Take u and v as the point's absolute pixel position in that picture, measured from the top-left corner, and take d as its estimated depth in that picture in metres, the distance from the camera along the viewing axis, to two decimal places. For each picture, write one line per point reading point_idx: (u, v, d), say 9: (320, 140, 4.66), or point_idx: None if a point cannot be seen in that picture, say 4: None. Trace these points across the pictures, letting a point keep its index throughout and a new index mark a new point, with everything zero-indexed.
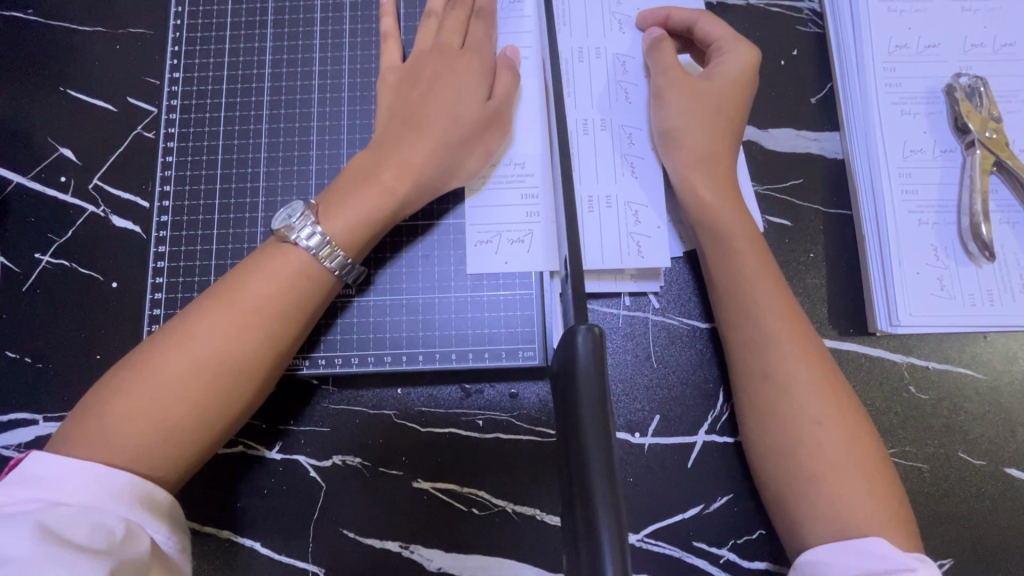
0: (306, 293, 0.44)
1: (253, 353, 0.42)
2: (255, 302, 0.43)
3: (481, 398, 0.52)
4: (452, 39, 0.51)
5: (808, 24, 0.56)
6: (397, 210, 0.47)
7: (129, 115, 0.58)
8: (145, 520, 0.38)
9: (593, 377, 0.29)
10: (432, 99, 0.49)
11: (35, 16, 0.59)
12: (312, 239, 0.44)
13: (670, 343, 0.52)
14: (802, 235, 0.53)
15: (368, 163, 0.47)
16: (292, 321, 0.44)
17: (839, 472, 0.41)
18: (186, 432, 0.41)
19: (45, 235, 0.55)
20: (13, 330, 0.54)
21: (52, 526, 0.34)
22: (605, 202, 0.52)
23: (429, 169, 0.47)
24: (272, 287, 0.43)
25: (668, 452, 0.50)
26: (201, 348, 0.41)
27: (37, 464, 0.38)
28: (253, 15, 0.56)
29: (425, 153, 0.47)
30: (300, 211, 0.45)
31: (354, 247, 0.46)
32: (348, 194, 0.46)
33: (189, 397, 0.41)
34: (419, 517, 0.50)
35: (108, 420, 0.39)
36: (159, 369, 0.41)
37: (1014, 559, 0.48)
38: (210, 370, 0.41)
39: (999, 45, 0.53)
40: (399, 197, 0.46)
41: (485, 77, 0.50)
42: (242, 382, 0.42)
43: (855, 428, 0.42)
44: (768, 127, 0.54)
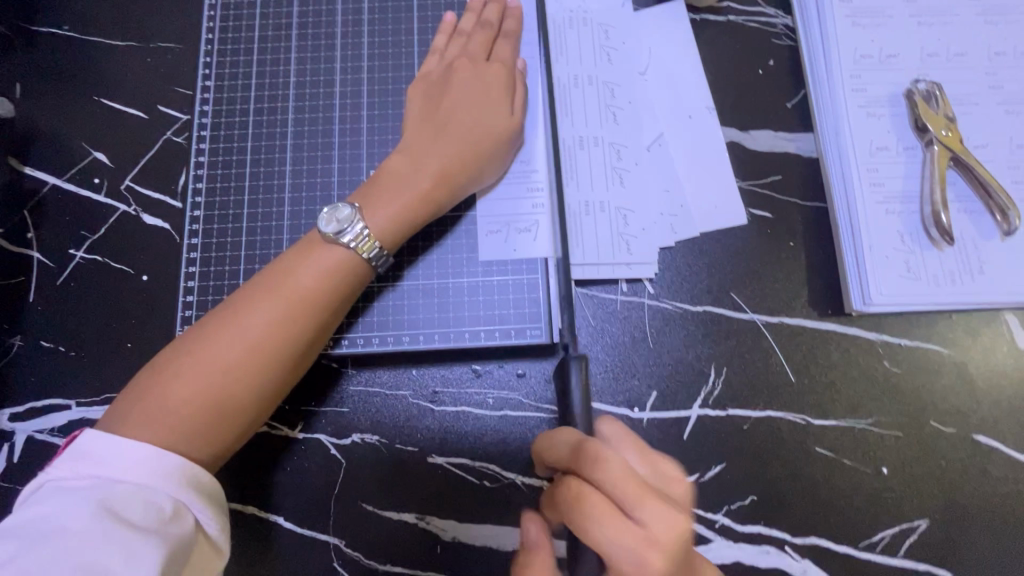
0: (342, 285, 0.48)
1: (296, 341, 0.47)
2: (297, 293, 0.47)
3: (490, 377, 0.55)
4: (476, 54, 0.56)
5: (783, 38, 0.62)
6: (431, 212, 0.52)
7: (161, 121, 0.62)
8: (190, 501, 0.41)
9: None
10: (460, 110, 0.54)
11: (71, 32, 0.64)
12: (357, 238, 0.48)
13: (664, 326, 0.56)
14: (782, 226, 0.58)
15: (405, 167, 0.52)
16: (329, 312, 0.48)
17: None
18: (233, 411, 0.45)
19: (79, 233, 0.59)
20: (48, 322, 0.57)
21: (110, 504, 0.38)
22: (597, 207, 0.58)
23: (459, 175, 0.52)
24: (313, 280, 0.47)
25: (665, 425, 0.54)
26: (250, 336, 0.45)
27: (96, 443, 0.41)
28: (278, 29, 0.61)
29: (456, 160, 0.52)
30: (347, 215, 0.49)
31: (393, 245, 0.50)
32: (386, 194, 0.50)
33: (239, 382, 0.45)
34: (434, 490, 0.53)
35: (167, 401, 0.43)
36: (209, 354, 0.44)
37: (983, 518, 0.52)
38: (256, 357, 0.45)
39: (952, 55, 0.59)
40: (434, 200, 0.51)
41: (508, 89, 0.55)
42: (285, 369, 0.46)
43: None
44: (748, 129, 0.60)
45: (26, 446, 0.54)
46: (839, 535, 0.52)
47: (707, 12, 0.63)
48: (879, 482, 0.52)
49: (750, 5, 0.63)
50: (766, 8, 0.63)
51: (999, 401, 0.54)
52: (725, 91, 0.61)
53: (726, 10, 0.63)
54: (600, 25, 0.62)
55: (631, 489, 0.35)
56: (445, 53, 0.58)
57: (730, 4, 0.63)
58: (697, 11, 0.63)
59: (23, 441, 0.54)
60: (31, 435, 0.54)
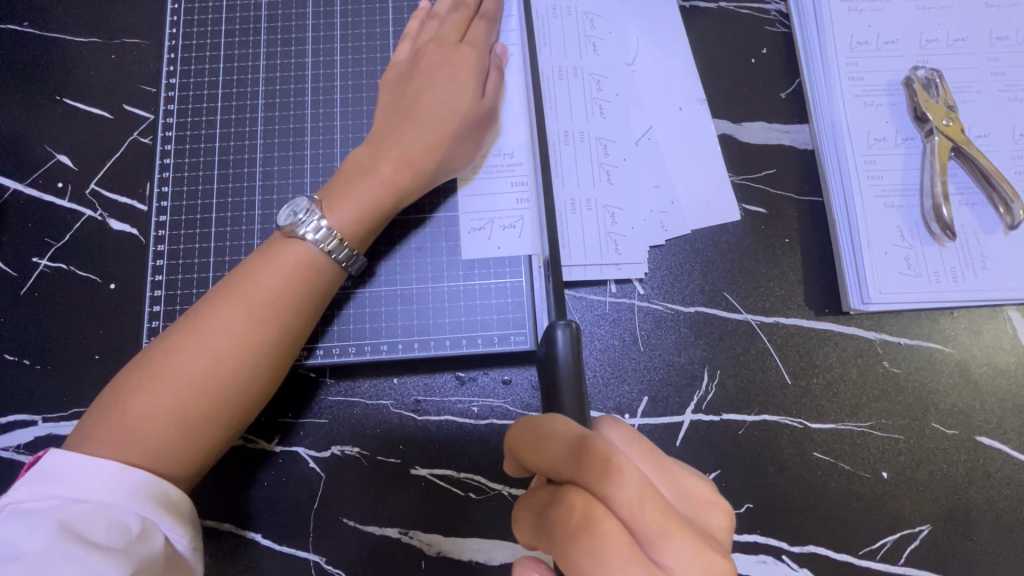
0: (310, 284, 0.46)
1: (265, 346, 0.44)
2: (264, 294, 0.44)
3: (475, 385, 0.53)
4: (447, 36, 0.53)
5: (776, 25, 0.60)
6: (398, 201, 0.49)
7: (126, 121, 0.59)
8: (161, 520, 0.39)
9: (571, 378, 0.35)
10: (427, 94, 0.51)
11: (31, 28, 0.61)
12: (315, 230, 0.46)
13: (656, 328, 0.54)
14: (777, 222, 0.55)
15: (368, 157, 0.49)
16: (298, 313, 0.46)
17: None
18: (200, 423, 0.42)
19: (42, 240, 0.56)
20: (11, 334, 0.54)
21: (71, 525, 0.36)
22: (586, 204, 0.55)
23: (428, 164, 0.49)
24: (281, 280, 0.45)
25: (657, 432, 0.52)
26: (215, 342, 0.43)
27: (57, 462, 0.39)
28: (246, 22, 0.58)
29: (422, 147, 0.49)
30: (304, 206, 0.46)
31: (355, 239, 0.48)
32: (348, 185, 0.48)
33: (206, 392, 0.42)
34: (419, 503, 0.51)
35: (130, 417, 0.41)
36: (173, 363, 0.42)
37: (988, 523, 0.50)
38: (222, 363, 0.43)
39: (952, 40, 0.56)
40: (399, 189, 0.49)
41: (480, 72, 0.52)
42: (254, 375, 0.44)
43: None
44: (741, 121, 0.58)
45: None
46: (837, 543, 0.50)
47: None
48: (879, 487, 0.51)
49: None
50: None
51: (1003, 401, 0.52)
52: (716, 81, 0.58)
53: None
54: (586, 14, 0.60)
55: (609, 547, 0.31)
56: (413, 37, 0.55)
57: None
58: None
59: None
60: None
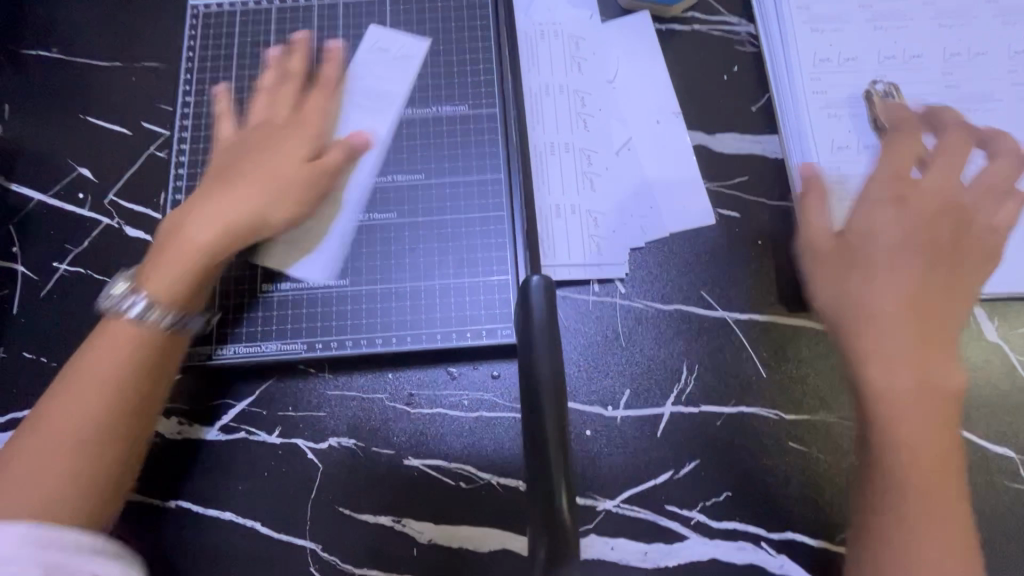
0: (144, 354, 0.46)
1: (111, 405, 0.44)
2: (88, 364, 0.45)
3: (465, 379, 0.56)
4: (272, 109, 0.56)
5: (746, 44, 0.64)
6: (209, 266, 0.49)
7: (144, 137, 0.64)
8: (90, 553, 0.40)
9: (543, 325, 0.35)
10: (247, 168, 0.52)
11: (59, 53, 0.66)
12: (141, 311, 0.46)
13: (637, 324, 0.57)
14: (750, 225, 0.59)
15: (186, 224, 0.49)
16: (131, 388, 0.45)
17: (919, 510, 0.44)
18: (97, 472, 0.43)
19: (62, 246, 0.61)
20: (31, 333, 0.58)
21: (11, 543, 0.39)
22: (570, 209, 0.59)
23: (246, 230, 0.50)
24: (127, 338, 0.46)
25: (639, 423, 0.54)
26: (86, 397, 0.44)
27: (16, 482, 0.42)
28: (257, 46, 0.63)
29: (231, 216, 0.50)
30: (123, 290, 0.47)
31: (178, 301, 0.47)
32: (167, 254, 0.48)
33: (79, 453, 0.43)
34: (411, 492, 0.54)
35: (11, 477, 0.42)
36: (57, 423, 0.43)
37: None
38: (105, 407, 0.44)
39: (907, 57, 0.61)
40: (208, 256, 0.49)
41: (306, 140, 0.54)
42: (118, 445, 0.44)
43: (943, 470, 0.44)
44: (714, 133, 0.62)
45: None
46: (813, 530, 0.52)
47: (672, 22, 0.65)
48: (853, 475, 0.53)
49: (713, 14, 0.65)
50: (728, 17, 0.65)
51: (969, 391, 0.54)
52: (691, 97, 0.63)
53: (690, 20, 0.65)
54: (569, 36, 0.64)
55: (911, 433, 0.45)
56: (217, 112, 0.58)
57: (694, 14, 0.65)
58: (662, 21, 0.65)
59: None
60: None
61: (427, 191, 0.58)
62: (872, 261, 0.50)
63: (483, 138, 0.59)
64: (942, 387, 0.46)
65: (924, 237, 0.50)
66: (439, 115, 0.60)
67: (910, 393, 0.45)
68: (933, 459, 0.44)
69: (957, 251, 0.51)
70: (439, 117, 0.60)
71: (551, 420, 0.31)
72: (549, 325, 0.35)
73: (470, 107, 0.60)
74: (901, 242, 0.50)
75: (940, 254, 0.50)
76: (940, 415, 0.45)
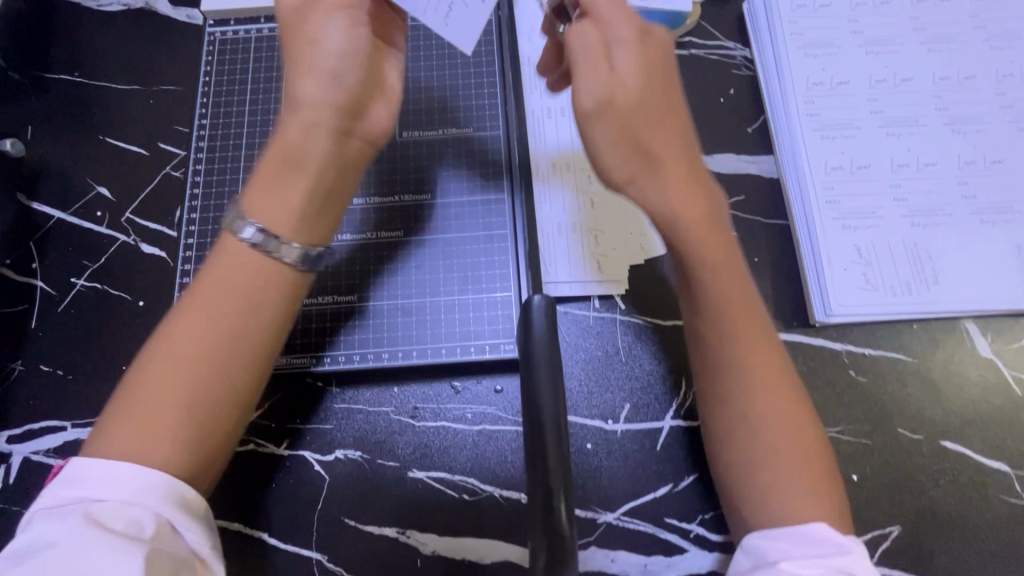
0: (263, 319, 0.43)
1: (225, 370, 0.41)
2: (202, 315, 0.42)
3: (468, 393, 0.57)
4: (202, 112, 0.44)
5: (741, 68, 0.67)
6: (215, 358, 0.41)
7: (160, 157, 0.66)
8: (174, 518, 0.39)
9: (545, 340, 0.37)
10: (317, 26, 0.44)
11: (80, 77, 0.69)
12: None
13: (637, 340, 0.58)
14: (746, 242, 0.61)
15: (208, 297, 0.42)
16: (256, 329, 0.43)
17: (771, 425, 0.45)
18: (197, 378, 0.41)
19: (81, 262, 0.63)
20: (50, 346, 0.60)
21: (94, 518, 0.37)
22: (571, 227, 0.61)
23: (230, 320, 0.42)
24: (226, 301, 0.42)
25: (639, 436, 0.55)
26: (190, 364, 0.41)
27: (83, 467, 0.39)
28: (270, 71, 0.66)
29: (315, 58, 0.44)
30: None
31: None
32: (182, 341, 0.41)
33: (161, 414, 0.40)
34: (415, 504, 0.55)
35: (124, 421, 0.40)
36: (151, 375, 0.40)
37: (955, 524, 0.52)
38: (279, 276, 0.43)
39: (899, 80, 0.63)
40: (213, 350, 0.41)
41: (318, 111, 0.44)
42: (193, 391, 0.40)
43: (818, 474, 0.44)
44: (711, 153, 0.64)
45: (23, 467, 0.56)
46: None
47: None
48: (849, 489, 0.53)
49: (709, 40, 0.67)
50: (724, 42, 0.68)
51: (963, 407, 0.55)
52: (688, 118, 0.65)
53: (687, 45, 0.67)
54: None
55: (781, 463, 0.44)
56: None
57: (691, 39, 0.67)
58: None
59: (20, 461, 0.56)
60: (28, 455, 0.57)
61: (432, 210, 0.60)
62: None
63: (487, 158, 0.61)
64: (718, 221, 0.46)
65: (657, 136, 0.45)
66: (444, 136, 0.62)
67: (736, 320, 0.46)
68: (740, 317, 0.46)
69: (691, 172, 0.46)
70: (444, 138, 0.62)
71: (555, 457, 0.32)
72: (550, 362, 0.35)
73: (475, 129, 0.62)
74: (654, 120, 0.45)
75: (690, 174, 0.45)
76: (729, 266, 0.46)
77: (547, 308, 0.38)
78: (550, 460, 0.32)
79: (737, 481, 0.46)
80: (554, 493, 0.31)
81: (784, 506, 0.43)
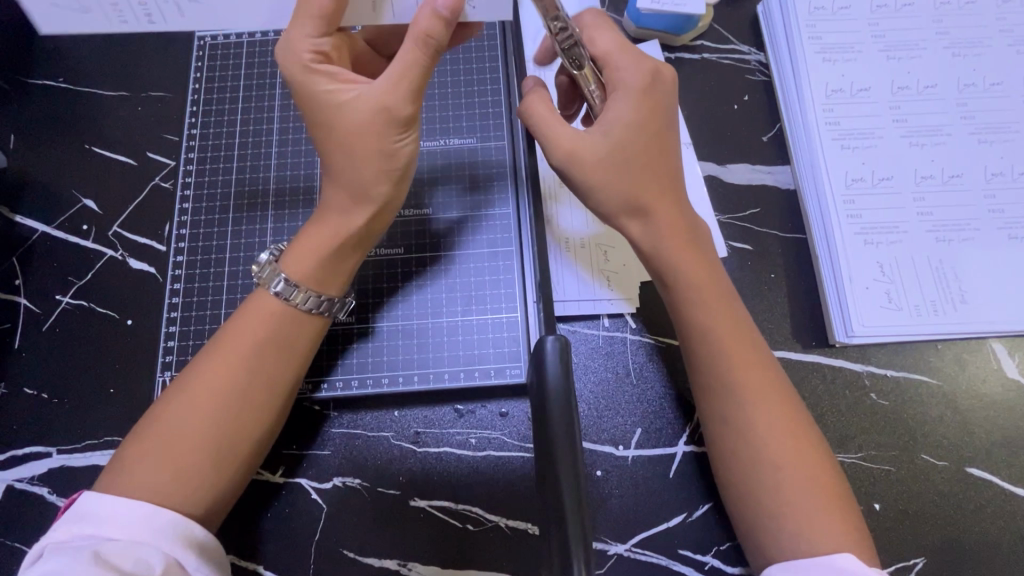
0: (294, 349, 0.45)
1: (255, 400, 0.43)
2: (235, 347, 0.43)
3: (473, 417, 0.55)
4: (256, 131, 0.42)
5: (756, 74, 0.64)
6: (248, 389, 0.43)
7: (148, 167, 0.63)
8: (185, 559, 0.38)
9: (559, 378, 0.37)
10: (387, 139, 0.43)
11: (65, 83, 0.66)
12: None
13: (648, 360, 0.56)
14: (763, 257, 0.58)
15: (241, 335, 0.44)
16: (290, 362, 0.45)
17: (780, 454, 0.42)
18: (228, 419, 0.42)
19: (66, 278, 0.60)
20: (33, 368, 0.57)
21: (101, 555, 0.35)
22: (579, 243, 0.59)
23: (265, 353, 0.44)
24: (257, 334, 0.44)
25: (651, 462, 0.53)
26: (222, 397, 0.42)
27: (93, 503, 0.38)
28: (263, 77, 0.63)
29: (378, 167, 0.44)
30: None
31: None
32: (217, 374, 0.42)
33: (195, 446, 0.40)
34: (417, 535, 0.52)
35: (149, 459, 0.40)
36: (179, 413, 0.41)
37: (984, 555, 0.50)
38: (307, 322, 0.46)
39: (922, 87, 0.60)
40: (247, 380, 0.43)
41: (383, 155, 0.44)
42: (224, 423, 0.42)
43: (832, 500, 0.41)
44: (726, 163, 0.61)
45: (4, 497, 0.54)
46: None
47: (681, 51, 0.64)
48: (873, 520, 0.51)
49: (723, 43, 0.64)
50: (738, 46, 0.65)
51: (990, 431, 0.53)
52: (702, 126, 0.62)
53: (699, 49, 0.64)
54: None
55: (792, 491, 0.41)
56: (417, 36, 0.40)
57: (704, 43, 0.64)
58: (671, 49, 0.64)
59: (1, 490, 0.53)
60: (10, 484, 0.54)
61: (434, 225, 0.57)
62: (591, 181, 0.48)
63: (492, 171, 0.59)
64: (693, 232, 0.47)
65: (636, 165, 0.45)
66: (447, 147, 0.59)
67: (726, 345, 0.45)
68: (732, 332, 0.45)
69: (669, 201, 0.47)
70: (447, 149, 0.59)
71: (570, 503, 0.31)
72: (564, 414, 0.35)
73: (479, 139, 0.60)
74: (635, 150, 0.45)
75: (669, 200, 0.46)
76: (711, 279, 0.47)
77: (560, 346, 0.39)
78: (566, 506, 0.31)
79: (747, 506, 0.43)
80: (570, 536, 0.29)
81: (801, 533, 0.40)
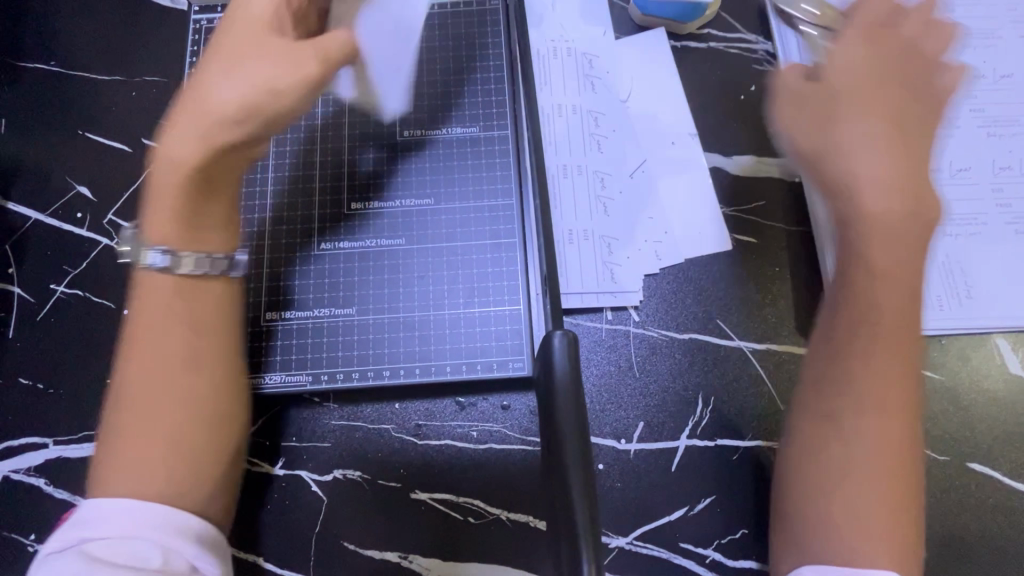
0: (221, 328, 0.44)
1: (197, 383, 0.42)
2: (145, 344, 0.42)
3: (475, 410, 0.54)
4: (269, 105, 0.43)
5: (763, 63, 0.62)
6: (189, 372, 0.42)
7: (144, 154, 0.62)
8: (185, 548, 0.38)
9: (564, 377, 0.37)
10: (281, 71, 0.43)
11: (56, 67, 0.64)
12: None
13: (651, 354, 0.55)
14: (767, 252, 0.57)
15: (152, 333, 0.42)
16: (213, 340, 0.43)
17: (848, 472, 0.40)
18: (178, 413, 0.41)
19: (61, 267, 0.59)
20: (28, 358, 0.56)
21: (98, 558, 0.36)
22: (583, 235, 0.58)
23: (180, 341, 0.42)
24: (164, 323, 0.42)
25: (654, 456, 0.53)
26: (163, 392, 0.41)
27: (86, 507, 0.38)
28: None
29: (268, 92, 0.43)
30: None
31: None
32: (146, 372, 0.41)
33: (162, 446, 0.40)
34: (418, 527, 0.52)
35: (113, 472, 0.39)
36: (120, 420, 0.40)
37: (981, 550, 0.50)
38: (213, 292, 0.44)
39: None
40: (180, 366, 0.42)
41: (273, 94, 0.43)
42: (179, 411, 0.41)
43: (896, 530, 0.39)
44: (731, 155, 0.60)
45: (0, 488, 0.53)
46: None
47: (688, 39, 0.63)
48: None
49: (730, 31, 0.63)
50: (745, 34, 0.63)
51: (993, 427, 0.53)
52: (707, 117, 0.61)
53: (706, 37, 0.63)
54: (584, 54, 0.63)
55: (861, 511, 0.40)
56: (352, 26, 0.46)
57: (711, 31, 0.63)
58: (677, 38, 0.63)
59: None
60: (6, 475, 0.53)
61: (436, 216, 0.56)
62: (844, 147, 0.44)
63: (495, 162, 0.58)
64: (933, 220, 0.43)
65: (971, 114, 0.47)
66: (449, 137, 0.58)
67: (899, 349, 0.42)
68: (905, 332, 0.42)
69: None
70: (449, 140, 0.58)
71: (580, 506, 0.31)
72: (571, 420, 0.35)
73: (481, 129, 0.59)
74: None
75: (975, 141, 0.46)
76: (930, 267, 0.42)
77: (555, 350, 0.38)
78: (575, 511, 0.31)
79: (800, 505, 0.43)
80: (578, 526, 0.30)
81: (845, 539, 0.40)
